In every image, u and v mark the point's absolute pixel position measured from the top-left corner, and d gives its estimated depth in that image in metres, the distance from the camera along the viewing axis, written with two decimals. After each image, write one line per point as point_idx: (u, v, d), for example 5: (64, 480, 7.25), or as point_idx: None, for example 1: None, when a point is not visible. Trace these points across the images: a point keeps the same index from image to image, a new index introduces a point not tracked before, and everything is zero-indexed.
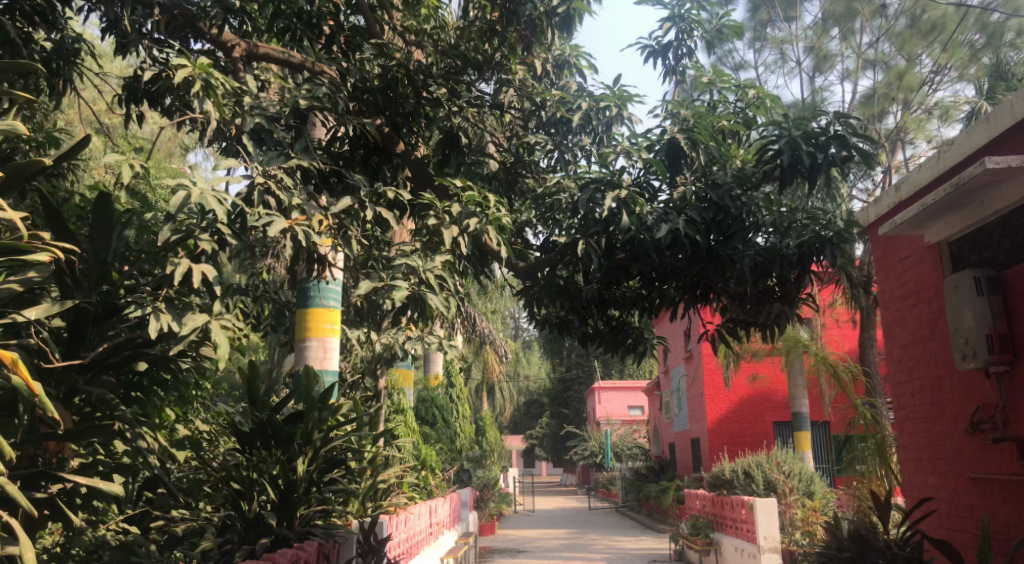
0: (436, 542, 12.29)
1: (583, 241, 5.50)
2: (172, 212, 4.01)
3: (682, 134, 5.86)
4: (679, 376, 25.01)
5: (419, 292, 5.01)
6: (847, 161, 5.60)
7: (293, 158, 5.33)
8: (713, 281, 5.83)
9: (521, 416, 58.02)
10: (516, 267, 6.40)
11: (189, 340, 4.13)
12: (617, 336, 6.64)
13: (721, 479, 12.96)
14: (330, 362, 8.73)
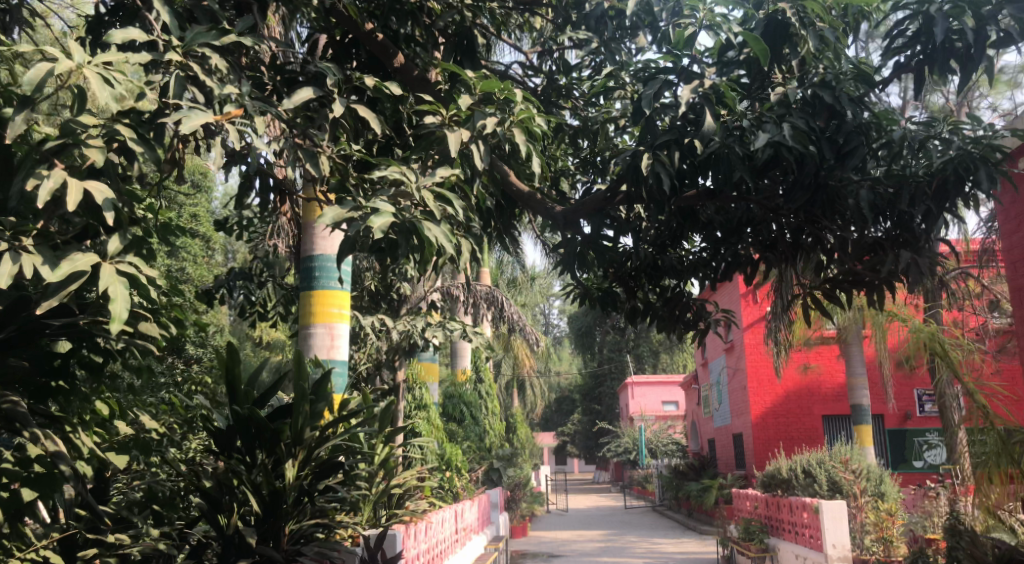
0: (463, 548, 11.23)
1: (649, 156, 4.44)
2: (24, 91, 3.24)
3: (791, 5, 4.63)
4: (719, 368, 23.77)
5: (411, 223, 3.91)
6: (1008, 40, 4.66)
7: (228, 33, 4.23)
8: (819, 221, 4.74)
9: (552, 413, 56.85)
10: (551, 213, 5.25)
11: (72, 291, 3.32)
12: (673, 310, 5.50)
13: (776, 478, 11.81)
14: (336, 351, 7.79)
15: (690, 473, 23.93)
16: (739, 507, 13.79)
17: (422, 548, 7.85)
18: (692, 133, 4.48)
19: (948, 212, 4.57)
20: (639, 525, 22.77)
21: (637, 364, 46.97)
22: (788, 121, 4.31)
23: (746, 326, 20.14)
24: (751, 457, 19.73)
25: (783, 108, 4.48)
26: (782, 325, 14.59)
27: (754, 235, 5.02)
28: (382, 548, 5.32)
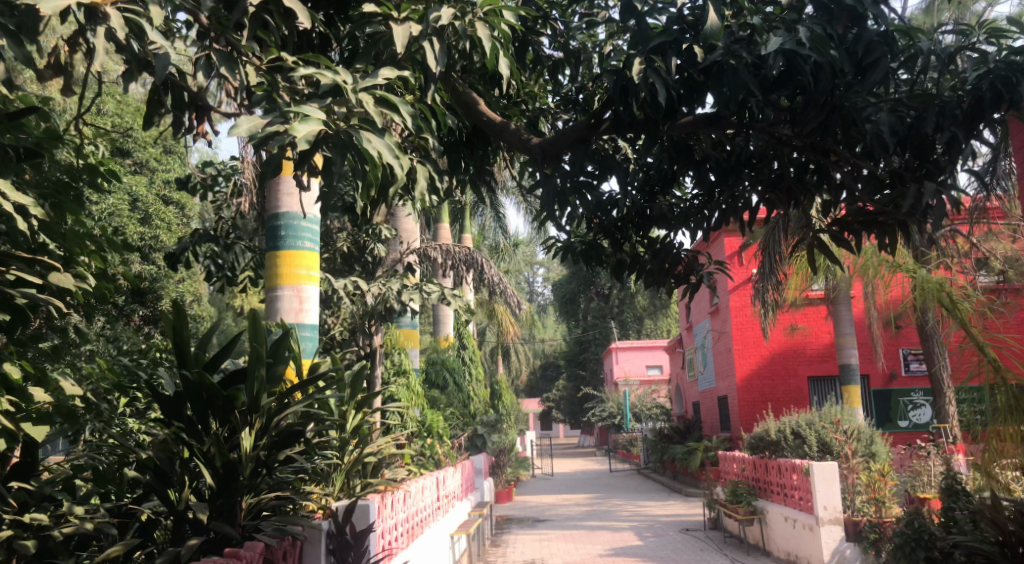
0: (446, 516, 10.93)
1: (641, 60, 3.99)
2: None
3: None
4: (704, 331, 23.52)
5: (345, 133, 3.45)
6: None
7: None
8: (831, 148, 4.33)
9: (536, 380, 56.73)
10: (526, 141, 4.83)
11: None
12: (663, 262, 5.07)
13: (764, 441, 11.55)
14: (305, 316, 7.38)
15: (674, 437, 23.69)
16: (726, 469, 13.59)
17: (401, 518, 7.52)
18: (692, 38, 4.04)
19: (975, 137, 4.17)
20: (624, 489, 22.63)
21: (621, 329, 46.83)
22: (802, 24, 3.86)
23: (732, 287, 19.86)
24: (736, 419, 19.58)
25: (795, 13, 4.03)
26: (770, 286, 14.31)
27: (756, 173, 4.60)
28: (352, 521, 4.92)
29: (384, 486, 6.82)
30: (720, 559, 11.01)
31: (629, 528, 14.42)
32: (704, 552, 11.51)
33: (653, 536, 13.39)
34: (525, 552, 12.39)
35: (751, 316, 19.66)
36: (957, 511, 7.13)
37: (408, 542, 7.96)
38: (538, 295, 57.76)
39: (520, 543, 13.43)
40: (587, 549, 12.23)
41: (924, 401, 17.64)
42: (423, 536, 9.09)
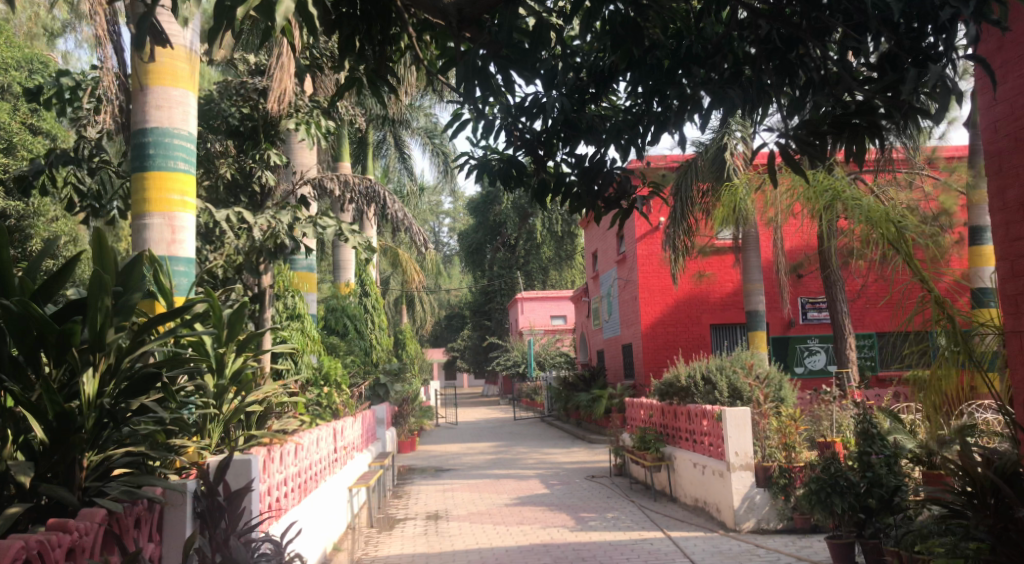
0: (344, 468, 10.24)
1: None
2: None
3: None
4: (610, 279, 23.35)
5: None
6: None
7: None
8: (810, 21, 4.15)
9: (441, 330, 56.13)
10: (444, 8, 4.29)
11: None
12: (591, 179, 4.72)
13: (673, 387, 11.33)
14: (179, 248, 6.48)
15: (578, 384, 23.58)
16: (633, 416, 13.40)
17: (290, 473, 6.82)
18: None
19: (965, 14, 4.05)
20: (529, 437, 22.41)
21: (527, 280, 46.67)
22: None
23: (639, 236, 19.68)
24: (640, 366, 19.56)
25: None
26: (680, 232, 14.09)
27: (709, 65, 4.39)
28: (225, 481, 4.18)
29: (266, 439, 6.08)
30: (627, 506, 10.76)
31: (535, 477, 14.09)
32: (611, 500, 11.24)
33: (559, 484, 13.08)
34: (428, 503, 11.85)
35: (657, 264, 19.55)
36: (872, 455, 6.92)
37: (298, 498, 7.28)
38: (443, 245, 56.94)
39: (423, 494, 12.90)
40: (493, 499, 11.80)
41: (819, 348, 17.90)
42: (318, 491, 8.42)
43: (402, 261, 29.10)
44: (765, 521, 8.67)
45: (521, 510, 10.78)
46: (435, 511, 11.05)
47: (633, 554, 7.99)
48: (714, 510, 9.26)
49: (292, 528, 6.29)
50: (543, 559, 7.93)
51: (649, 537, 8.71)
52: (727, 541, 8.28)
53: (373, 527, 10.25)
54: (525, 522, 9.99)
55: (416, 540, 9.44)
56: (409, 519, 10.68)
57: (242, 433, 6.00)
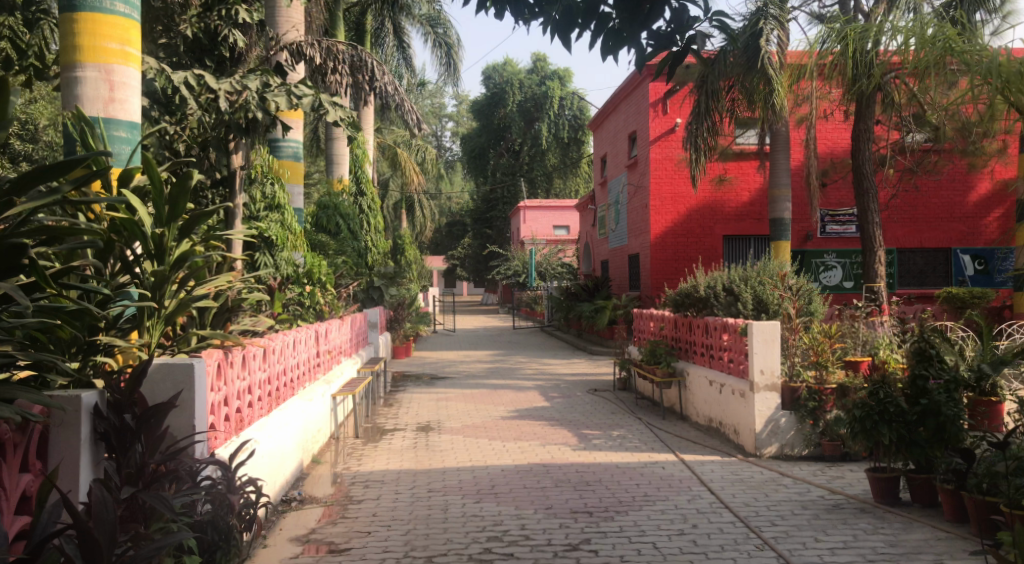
0: (327, 375, 9.40)
1: None
2: None
3: None
4: (619, 185, 22.23)
5: None
6: None
7: None
8: None
9: (441, 239, 54.97)
10: None
11: None
12: (636, 4, 4.20)
13: (688, 297, 10.38)
14: (119, 107, 5.53)
15: (580, 295, 22.61)
16: (641, 327, 12.50)
17: (250, 381, 5.92)
18: None
19: None
20: (528, 346, 21.59)
21: (530, 188, 45.25)
22: None
23: (652, 139, 18.46)
24: (647, 277, 18.63)
25: None
26: (703, 130, 12.93)
27: None
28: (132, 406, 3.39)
29: (219, 343, 5.18)
30: (634, 423, 9.92)
31: (534, 388, 13.26)
32: (617, 416, 10.39)
33: (560, 397, 12.24)
34: (419, 413, 11.01)
35: (670, 170, 18.39)
36: (929, 380, 5.97)
37: (263, 409, 6.40)
38: (445, 151, 55.61)
39: (414, 402, 12.08)
40: (489, 411, 10.96)
41: (836, 264, 16.88)
42: (290, 398, 7.54)
43: (401, 162, 28.04)
44: (789, 446, 7.81)
45: (519, 424, 9.93)
46: (426, 423, 10.19)
47: (643, 478, 7.13)
48: (732, 432, 8.43)
49: (250, 445, 5.42)
50: (542, 481, 7.07)
51: (660, 459, 7.84)
52: (749, 468, 7.40)
53: (358, 437, 9.39)
54: (523, 437, 9.15)
55: (403, 453, 8.58)
56: (397, 430, 9.82)
57: (190, 333, 5.10)
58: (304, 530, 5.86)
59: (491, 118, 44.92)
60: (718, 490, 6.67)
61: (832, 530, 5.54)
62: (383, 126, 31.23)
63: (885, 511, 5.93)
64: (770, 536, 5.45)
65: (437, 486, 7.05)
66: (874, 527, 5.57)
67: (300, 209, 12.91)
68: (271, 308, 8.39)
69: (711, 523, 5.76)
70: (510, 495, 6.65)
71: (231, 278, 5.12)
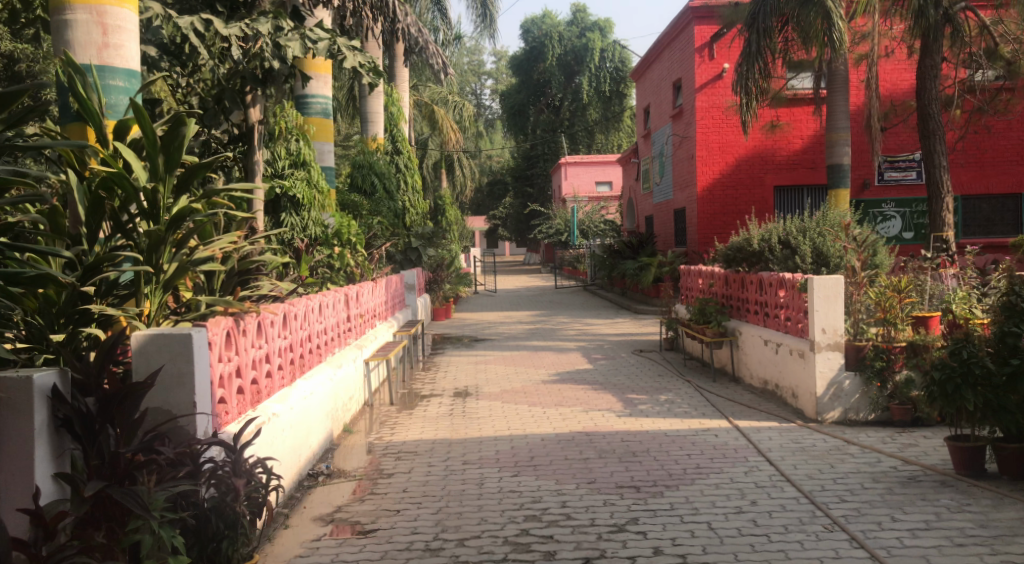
0: (359, 340, 9.01)
1: None
2: None
3: None
4: (663, 137, 21.41)
5: None
6: None
7: None
8: None
9: (481, 199, 54.39)
10: None
11: None
12: None
13: (740, 251, 9.71)
14: (115, 53, 5.10)
15: (624, 252, 21.89)
16: (689, 285, 11.87)
17: (269, 348, 5.49)
18: None
19: None
20: (571, 306, 21.05)
21: (571, 144, 44.26)
22: None
23: (698, 86, 17.60)
24: (694, 232, 17.88)
25: None
26: (754, 72, 12.10)
27: None
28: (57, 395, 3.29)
29: (222, 311, 4.75)
30: (683, 387, 9.35)
31: (577, 350, 12.74)
32: (665, 380, 9.82)
33: (604, 359, 11.70)
34: (457, 377, 10.57)
35: (717, 119, 17.53)
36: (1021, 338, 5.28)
37: (286, 379, 6.00)
38: (484, 109, 54.89)
39: (453, 367, 11.65)
40: (529, 374, 10.48)
41: (894, 214, 15.94)
42: (317, 365, 7.15)
43: (439, 121, 27.53)
44: (854, 411, 7.21)
45: (561, 389, 9.43)
46: (464, 388, 9.76)
47: (694, 448, 6.59)
48: (790, 396, 7.84)
49: (266, 419, 5.01)
50: (585, 452, 6.58)
51: (712, 427, 7.28)
52: (811, 435, 6.79)
53: (393, 405, 8.99)
54: (565, 403, 8.65)
55: (440, 421, 8.16)
56: (433, 396, 9.40)
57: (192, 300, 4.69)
58: (328, 509, 5.44)
59: (530, 74, 44.28)
60: (778, 460, 6.10)
61: (910, 507, 4.94)
62: (420, 84, 30.70)
63: (970, 484, 5.30)
64: (839, 514, 4.88)
65: (474, 458, 6.60)
66: (958, 504, 4.96)
67: (331, 168, 12.56)
68: (298, 271, 7.98)
69: (772, 499, 5.21)
70: (550, 467, 6.17)
71: (237, 237, 4.72)
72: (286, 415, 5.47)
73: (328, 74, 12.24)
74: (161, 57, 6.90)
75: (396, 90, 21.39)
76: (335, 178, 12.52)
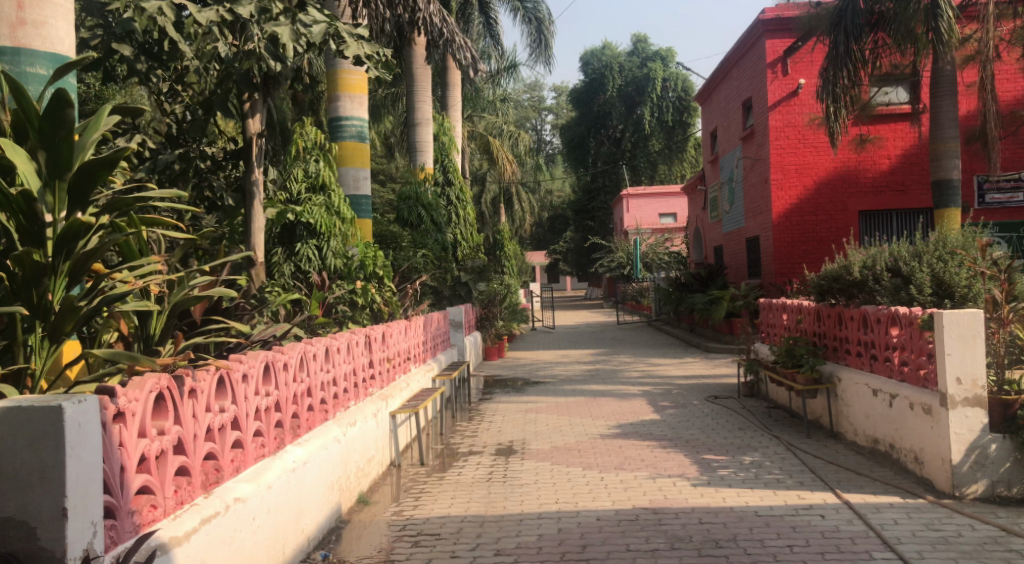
0: (385, 390, 7.73)
1: None
2: None
3: None
4: (731, 160, 19.95)
5: None
6: None
7: None
8: None
9: (541, 233, 53.16)
10: None
11: None
12: None
13: (836, 281, 8.12)
14: (34, 32, 4.11)
15: (691, 285, 20.22)
16: (772, 321, 10.29)
17: (236, 410, 4.28)
18: None
19: None
20: (635, 344, 19.49)
21: (633, 175, 42.94)
22: None
23: (771, 104, 16.12)
24: (769, 262, 16.28)
25: None
26: (842, 77, 10.55)
27: None
28: None
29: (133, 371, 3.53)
30: (771, 445, 7.78)
31: (642, 395, 11.24)
32: (748, 435, 8.26)
33: (673, 407, 10.17)
34: (503, 429, 9.22)
35: (794, 139, 16.00)
36: None
37: (269, 447, 4.76)
38: (545, 143, 53.97)
39: (499, 415, 10.27)
40: (585, 427, 9.03)
41: (1000, 239, 13.95)
42: (322, 424, 5.88)
43: (494, 151, 26.51)
44: (1004, 484, 5.57)
45: (623, 446, 7.96)
46: (508, 443, 8.37)
47: (796, 535, 5.07)
48: (911, 461, 6.24)
49: (218, 509, 3.75)
50: (653, 541, 5.12)
51: (816, 503, 5.74)
52: (951, 517, 5.21)
53: (424, 466, 7.65)
54: (628, 466, 7.19)
55: (476, 488, 6.78)
56: (472, 454, 8.03)
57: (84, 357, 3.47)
58: None
59: (591, 106, 43.21)
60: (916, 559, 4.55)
61: None
62: (475, 114, 29.77)
63: None
64: None
65: (510, 545, 5.19)
66: None
67: (366, 196, 11.35)
68: (308, 311, 6.79)
69: None
70: None
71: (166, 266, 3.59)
72: (258, 500, 4.22)
73: (364, 95, 11.33)
74: (138, 57, 5.80)
75: (449, 118, 20.20)
76: (371, 207, 11.42)
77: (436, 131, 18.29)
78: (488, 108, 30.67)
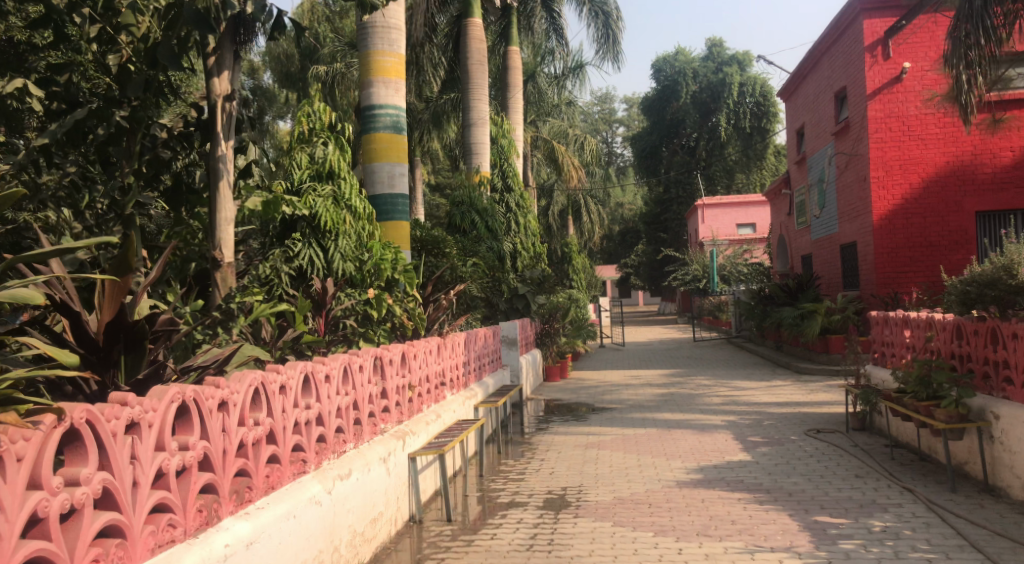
0: (405, 426, 6.14)
1: None
2: None
3: None
4: (820, 158, 17.94)
5: None
6: None
7: None
8: None
9: (612, 247, 51.12)
10: None
11: None
12: None
13: (988, 287, 6.32)
14: None
15: (777, 298, 18.13)
16: (889, 339, 8.37)
17: (105, 481, 2.70)
18: None
19: None
20: (714, 363, 17.52)
21: (708, 185, 40.68)
22: None
23: (870, 91, 14.06)
24: (869, 272, 14.17)
25: None
26: (977, 41, 8.60)
27: None
28: None
29: None
30: (906, 504, 5.87)
31: (726, 428, 9.38)
32: (871, 488, 6.36)
33: (766, 443, 8.29)
34: (554, 471, 7.53)
35: (897, 132, 13.93)
36: None
37: (183, 526, 3.15)
38: (615, 154, 52.07)
39: (553, 451, 8.59)
40: (658, 471, 7.27)
41: None
42: (296, 480, 4.26)
43: (560, 158, 24.91)
44: None
45: (707, 501, 6.18)
46: (561, 493, 6.69)
47: None
48: None
49: None
50: None
51: None
52: None
53: (451, 522, 6.01)
54: (714, 532, 5.41)
55: (511, 561, 5.10)
56: (514, 507, 6.37)
57: None
58: None
59: (663, 114, 41.28)
60: None
61: None
62: (539, 120, 28.27)
63: None
64: None
65: None
66: None
67: (403, 194, 9.86)
68: (294, 327, 5.28)
69: None
70: None
71: None
72: None
73: (400, 80, 9.89)
74: None
75: (510, 121, 18.69)
76: (408, 208, 9.89)
77: (495, 132, 16.75)
78: (553, 113, 29.13)
